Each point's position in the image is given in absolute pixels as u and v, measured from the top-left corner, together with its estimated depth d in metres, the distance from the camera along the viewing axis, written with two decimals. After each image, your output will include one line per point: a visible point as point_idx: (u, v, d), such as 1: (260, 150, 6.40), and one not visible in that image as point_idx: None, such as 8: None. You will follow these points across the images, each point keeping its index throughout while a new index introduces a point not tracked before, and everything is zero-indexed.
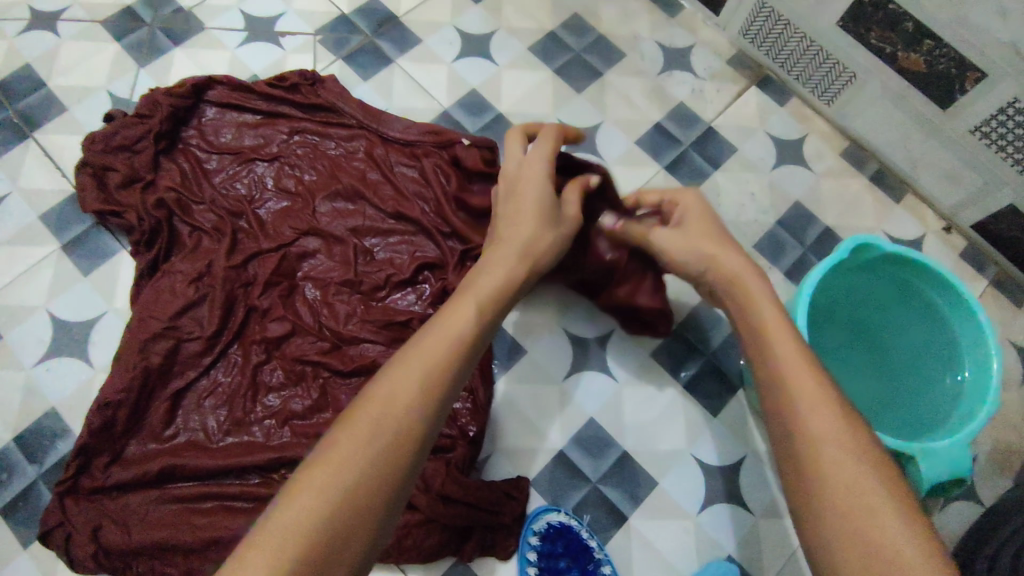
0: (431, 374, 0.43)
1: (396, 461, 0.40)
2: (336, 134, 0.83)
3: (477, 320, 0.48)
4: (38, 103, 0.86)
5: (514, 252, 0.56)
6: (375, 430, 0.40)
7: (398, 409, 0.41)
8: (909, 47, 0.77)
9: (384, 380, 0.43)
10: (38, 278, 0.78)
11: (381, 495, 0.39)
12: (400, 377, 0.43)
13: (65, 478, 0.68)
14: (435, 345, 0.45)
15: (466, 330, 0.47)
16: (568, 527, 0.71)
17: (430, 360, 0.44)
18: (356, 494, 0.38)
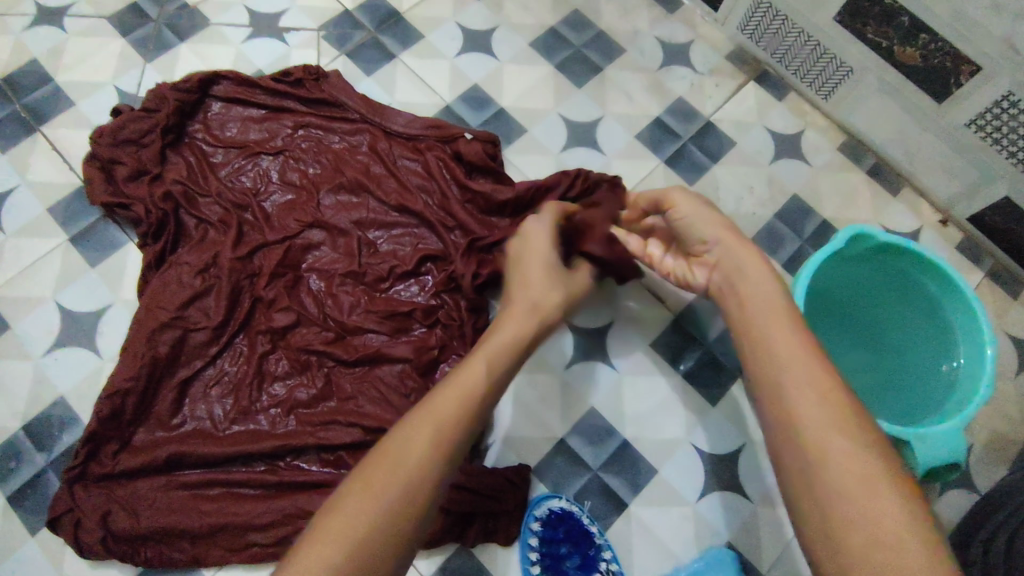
0: (439, 435, 0.43)
1: (395, 528, 0.39)
2: (339, 128, 0.84)
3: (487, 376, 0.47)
4: (45, 98, 0.87)
5: (525, 306, 0.55)
6: (376, 497, 0.40)
7: (403, 470, 0.41)
8: (906, 41, 0.78)
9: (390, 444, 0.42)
10: (46, 269, 0.80)
11: (382, 558, 0.38)
12: (409, 441, 0.42)
13: (75, 465, 0.69)
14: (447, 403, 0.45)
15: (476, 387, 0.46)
16: (569, 513, 0.72)
17: (441, 421, 0.44)
18: (355, 564, 0.37)
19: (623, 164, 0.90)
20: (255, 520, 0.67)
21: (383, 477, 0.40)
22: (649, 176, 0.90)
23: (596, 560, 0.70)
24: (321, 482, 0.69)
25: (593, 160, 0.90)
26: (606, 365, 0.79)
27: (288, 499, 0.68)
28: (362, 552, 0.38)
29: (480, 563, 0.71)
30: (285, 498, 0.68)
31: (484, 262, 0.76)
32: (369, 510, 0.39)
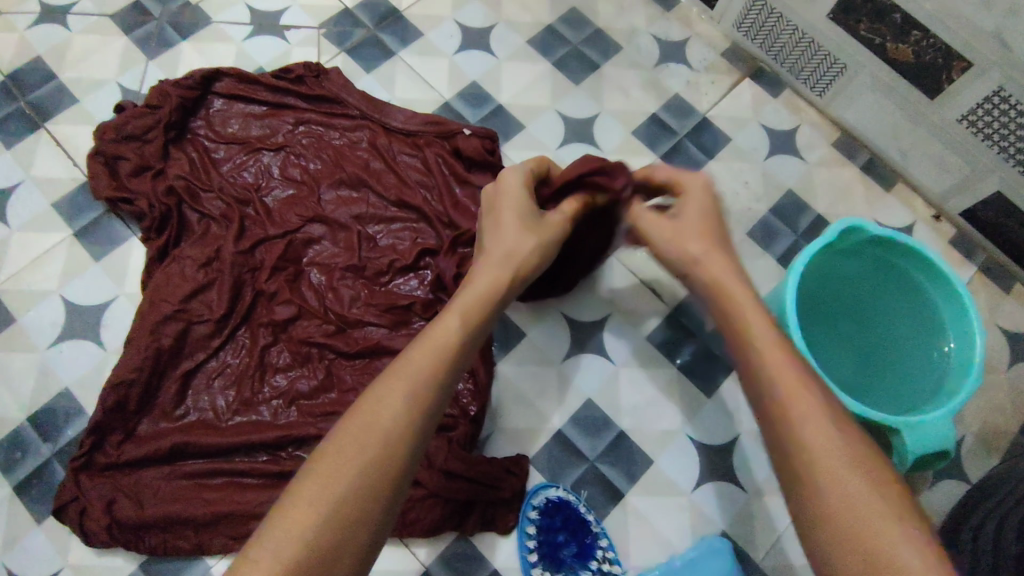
0: (417, 387, 0.45)
1: (382, 473, 0.42)
2: (339, 125, 0.85)
3: (458, 330, 0.49)
4: (49, 95, 0.88)
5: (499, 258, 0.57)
6: (361, 447, 0.42)
7: (382, 420, 0.43)
8: (898, 38, 0.80)
9: (368, 400, 0.44)
10: (51, 263, 0.81)
11: (374, 503, 0.41)
12: (386, 394, 0.44)
13: (79, 455, 0.70)
14: (418, 359, 0.46)
15: (450, 343, 0.48)
16: (566, 501, 0.73)
17: (417, 374, 0.45)
18: (344, 508, 0.40)
19: (620, 160, 0.91)
20: (257, 508, 0.68)
21: (361, 431, 0.42)
22: None
23: (592, 548, 0.72)
24: None
25: (590, 156, 0.91)
26: (603, 358, 0.80)
27: None
28: (351, 496, 0.40)
29: (479, 551, 0.72)
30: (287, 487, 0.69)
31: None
32: (355, 459, 0.41)
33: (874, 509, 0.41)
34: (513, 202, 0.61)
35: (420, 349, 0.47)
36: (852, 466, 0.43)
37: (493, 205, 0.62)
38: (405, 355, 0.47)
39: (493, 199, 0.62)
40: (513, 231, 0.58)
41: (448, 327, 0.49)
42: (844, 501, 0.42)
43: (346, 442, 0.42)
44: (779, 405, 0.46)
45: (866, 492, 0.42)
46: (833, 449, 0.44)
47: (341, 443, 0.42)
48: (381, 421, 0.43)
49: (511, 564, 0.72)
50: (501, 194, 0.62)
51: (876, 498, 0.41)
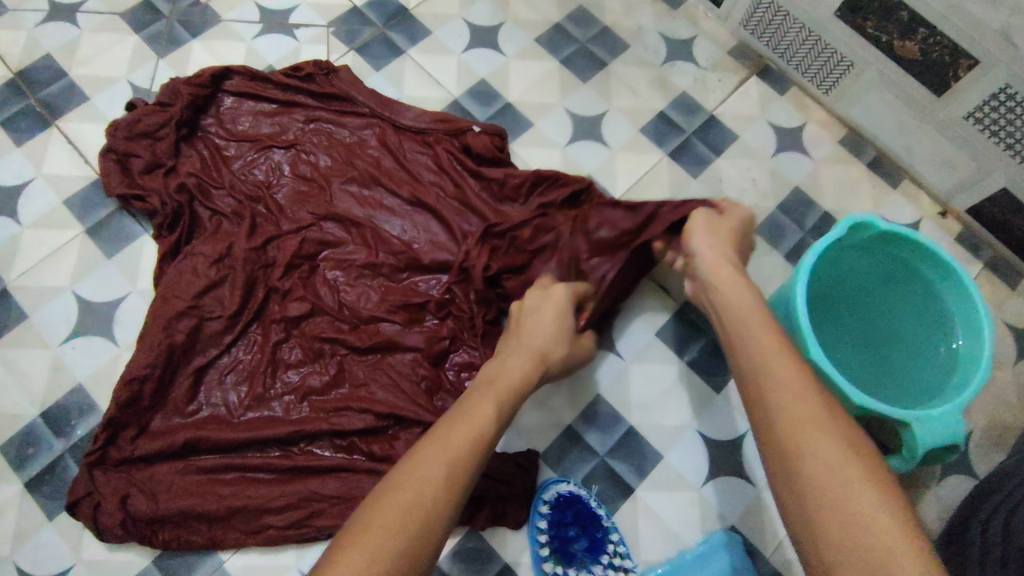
0: (460, 447, 0.52)
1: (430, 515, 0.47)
2: (350, 122, 0.86)
3: (495, 408, 0.57)
4: (60, 93, 0.89)
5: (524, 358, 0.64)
6: (415, 488, 0.48)
7: (434, 469, 0.50)
8: (905, 36, 0.80)
9: (410, 469, 0.50)
10: (63, 260, 0.81)
11: (421, 537, 0.46)
12: (434, 447, 0.52)
13: (94, 450, 0.70)
14: (454, 437, 0.53)
15: (484, 415, 0.56)
16: (578, 496, 0.73)
17: (462, 435, 0.53)
18: (397, 530, 0.45)
19: (629, 157, 0.92)
20: (273, 502, 0.69)
21: (404, 498, 0.48)
22: (653, 169, 0.91)
23: (603, 542, 0.72)
24: (336, 467, 0.71)
25: (599, 153, 0.92)
26: (613, 355, 0.80)
27: (305, 482, 0.70)
28: (405, 525, 0.46)
29: (489, 544, 0.72)
30: (300, 482, 0.70)
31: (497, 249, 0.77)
32: (410, 496, 0.48)
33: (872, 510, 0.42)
34: (548, 314, 0.69)
35: (450, 428, 0.54)
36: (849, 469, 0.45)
37: (529, 313, 0.70)
38: (437, 432, 0.53)
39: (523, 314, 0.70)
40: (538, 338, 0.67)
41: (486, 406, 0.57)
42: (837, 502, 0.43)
43: (390, 506, 0.47)
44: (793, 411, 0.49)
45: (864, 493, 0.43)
46: (829, 455, 0.46)
47: (388, 509, 0.47)
48: (429, 473, 0.50)
49: (522, 558, 0.72)
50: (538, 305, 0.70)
51: (869, 497, 0.43)
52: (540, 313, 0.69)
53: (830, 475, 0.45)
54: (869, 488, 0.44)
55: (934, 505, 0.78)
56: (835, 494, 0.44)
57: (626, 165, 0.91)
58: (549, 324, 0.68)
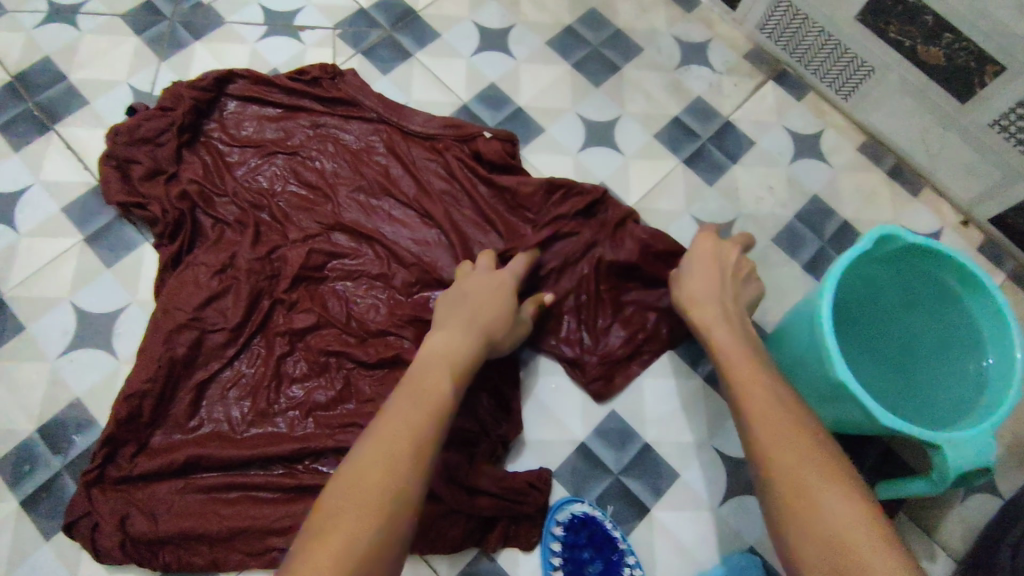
0: (418, 417, 0.51)
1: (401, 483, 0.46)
2: (356, 128, 0.84)
3: (448, 386, 0.55)
4: (59, 97, 0.86)
5: (473, 333, 0.62)
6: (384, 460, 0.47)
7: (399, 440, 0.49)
8: (929, 41, 0.78)
9: (368, 446, 0.48)
10: (62, 270, 0.78)
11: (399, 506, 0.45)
12: (394, 414, 0.51)
13: (92, 468, 0.67)
14: (411, 410, 0.51)
15: (438, 391, 0.54)
16: (592, 517, 0.71)
17: (420, 404, 0.52)
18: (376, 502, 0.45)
19: (642, 164, 0.89)
20: (277, 523, 0.66)
21: (377, 472, 0.46)
22: (668, 176, 0.89)
23: (619, 565, 0.69)
24: None
25: (611, 160, 0.89)
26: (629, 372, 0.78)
27: (312, 502, 0.67)
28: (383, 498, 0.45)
29: (502, 568, 0.70)
30: (306, 501, 0.67)
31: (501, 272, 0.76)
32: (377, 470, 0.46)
33: (840, 515, 0.43)
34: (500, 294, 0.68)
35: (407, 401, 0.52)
36: (815, 478, 0.46)
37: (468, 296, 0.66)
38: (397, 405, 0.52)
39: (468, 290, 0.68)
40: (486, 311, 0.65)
41: (440, 382, 0.55)
42: (809, 511, 0.44)
43: (350, 496, 0.45)
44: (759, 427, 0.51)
45: (835, 501, 0.44)
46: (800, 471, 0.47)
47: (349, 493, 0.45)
48: (394, 447, 0.48)
49: None
50: (488, 283, 0.68)
51: (840, 506, 0.44)
52: (493, 295, 0.67)
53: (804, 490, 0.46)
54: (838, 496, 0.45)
55: (958, 526, 0.75)
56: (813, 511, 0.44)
57: (639, 172, 0.89)
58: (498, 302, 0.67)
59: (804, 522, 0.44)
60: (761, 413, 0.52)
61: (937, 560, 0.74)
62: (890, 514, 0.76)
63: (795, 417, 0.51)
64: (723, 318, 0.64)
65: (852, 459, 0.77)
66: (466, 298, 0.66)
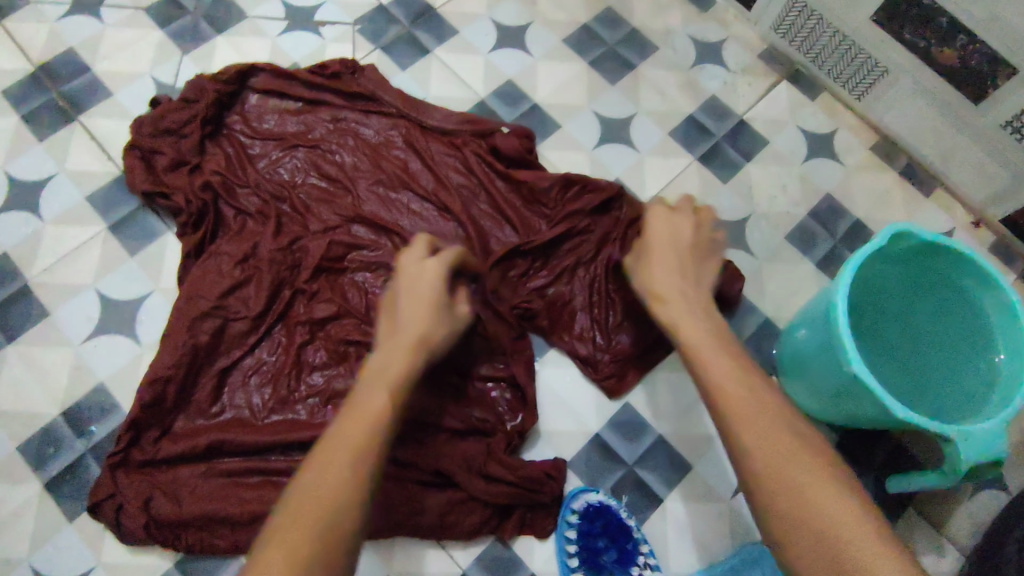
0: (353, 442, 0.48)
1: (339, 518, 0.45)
2: (376, 122, 0.85)
3: (386, 399, 0.51)
4: (83, 88, 0.88)
5: (406, 342, 0.57)
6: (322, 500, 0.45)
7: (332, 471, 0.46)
8: (943, 43, 0.79)
9: (293, 501, 0.45)
10: (86, 257, 0.79)
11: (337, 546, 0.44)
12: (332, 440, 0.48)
13: (116, 451, 0.69)
14: (347, 432, 0.49)
15: (375, 406, 0.50)
16: (607, 506, 0.71)
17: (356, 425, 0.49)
18: (315, 544, 0.43)
19: (657, 161, 0.90)
20: None
21: (313, 506, 0.45)
22: (683, 173, 0.90)
23: (634, 554, 0.70)
24: None
25: (627, 157, 0.90)
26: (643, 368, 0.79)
27: None
28: (320, 538, 0.43)
29: (517, 556, 0.71)
30: None
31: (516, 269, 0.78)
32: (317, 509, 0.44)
33: (833, 514, 0.43)
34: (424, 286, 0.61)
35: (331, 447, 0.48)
36: (805, 476, 0.45)
37: (402, 294, 0.61)
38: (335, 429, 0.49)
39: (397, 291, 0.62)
40: (415, 315, 0.59)
41: (377, 396, 0.51)
42: (801, 510, 0.44)
43: (287, 543, 0.43)
44: (747, 421, 0.48)
45: (822, 495, 0.44)
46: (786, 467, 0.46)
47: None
48: (330, 479, 0.46)
49: (549, 569, 0.70)
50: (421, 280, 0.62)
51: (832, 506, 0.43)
52: (422, 293, 0.61)
53: (795, 485, 0.45)
54: (831, 491, 0.44)
55: (967, 520, 0.76)
56: (802, 510, 0.44)
57: (654, 168, 0.90)
58: (424, 303, 0.60)
59: (792, 518, 0.44)
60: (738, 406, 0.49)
61: (945, 554, 0.75)
62: (899, 507, 0.77)
63: (773, 415, 0.49)
64: (691, 310, 0.59)
65: (863, 455, 0.78)
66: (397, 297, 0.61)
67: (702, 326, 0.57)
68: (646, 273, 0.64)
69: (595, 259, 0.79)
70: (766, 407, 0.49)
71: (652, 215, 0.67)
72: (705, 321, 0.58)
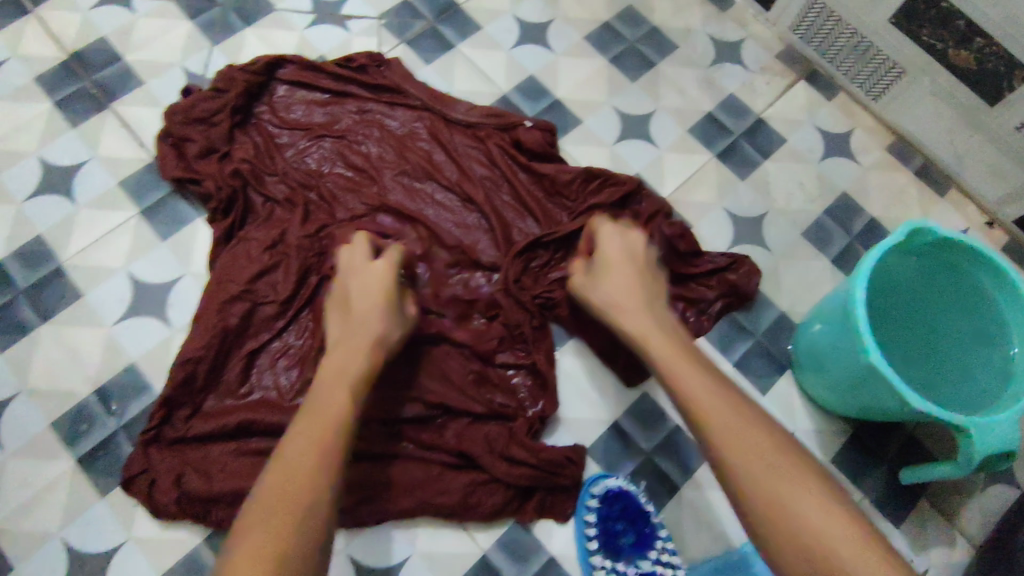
0: (317, 440, 0.56)
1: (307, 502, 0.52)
2: (401, 114, 0.87)
3: (345, 401, 0.60)
4: (115, 76, 0.90)
5: (361, 342, 0.65)
6: (291, 487, 0.53)
7: (298, 465, 0.54)
8: (961, 44, 0.80)
9: (268, 485, 0.53)
10: (118, 241, 0.81)
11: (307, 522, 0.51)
12: (298, 437, 0.56)
13: (149, 428, 0.71)
14: (307, 430, 0.57)
15: (335, 408, 0.59)
16: (626, 491, 0.72)
17: (318, 424, 0.57)
18: (288, 520, 0.51)
19: (676, 157, 0.92)
20: None
21: (284, 490, 0.52)
22: (701, 169, 0.92)
23: (651, 538, 0.71)
24: (387, 454, 0.71)
25: (646, 152, 0.92)
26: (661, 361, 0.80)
27: (362, 468, 0.71)
28: (290, 517, 0.51)
29: (537, 538, 0.72)
30: (354, 466, 0.70)
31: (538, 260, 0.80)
32: (286, 494, 0.52)
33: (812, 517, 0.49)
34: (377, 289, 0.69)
35: (299, 449, 0.55)
36: (786, 484, 0.51)
37: (356, 294, 0.69)
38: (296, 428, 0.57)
39: (352, 293, 0.70)
40: (368, 314, 0.67)
41: (338, 399, 0.60)
42: (781, 517, 0.50)
43: (264, 519, 0.51)
44: (730, 436, 0.54)
45: (798, 499, 0.50)
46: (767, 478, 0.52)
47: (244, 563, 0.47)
48: (297, 470, 0.54)
49: (568, 551, 0.72)
50: (372, 282, 0.70)
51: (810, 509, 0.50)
52: (378, 295, 0.69)
53: (778, 494, 0.51)
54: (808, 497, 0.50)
55: (978, 513, 0.78)
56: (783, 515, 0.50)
57: (673, 164, 0.91)
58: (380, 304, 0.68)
59: (775, 523, 0.50)
60: (717, 420, 0.55)
61: (956, 545, 0.76)
62: (912, 499, 0.78)
63: (749, 428, 0.55)
64: (638, 318, 0.66)
65: (877, 447, 0.80)
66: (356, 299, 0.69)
67: (660, 339, 0.63)
68: (595, 285, 0.70)
69: None
70: (741, 420, 0.55)
71: (601, 233, 0.74)
72: (660, 332, 0.64)
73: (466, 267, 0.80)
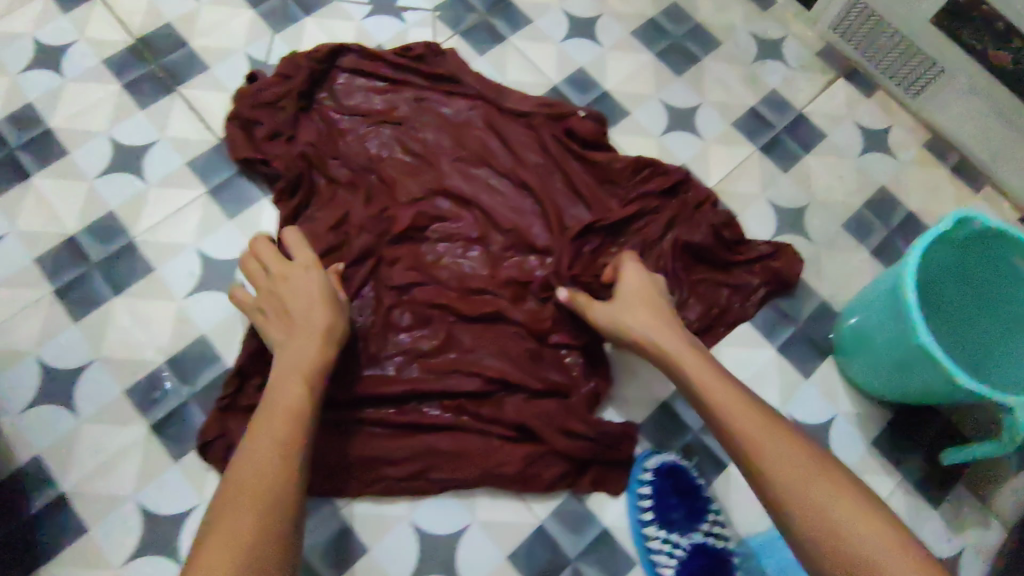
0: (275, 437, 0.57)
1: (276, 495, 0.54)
2: (457, 103, 0.90)
3: (299, 392, 0.61)
4: (181, 61, 0.93)
5: (306, 338, 0.65)
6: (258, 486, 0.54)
7: (262, 462, 0.56)
8: (1000, 44, 0.84)
9: (229, 487, 0.54)
10: (186, 219, 0.84)
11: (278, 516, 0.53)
12: (255, 437, 0.57)
13: (224, 396, 0.74)
14: (267, 430, 0.58)
15: (293, 402, 0.60)
16: (678, 466, 0.76)
17: (273, 420, 0.59)
18: (259, 521, 0.52)
19: (720, 150, 0.95)
20: (394, 454, 0.73)
21: (247, 491, 0.54)
22: (744, 162, 0.94)
23: (703, 511, 0.75)
24: (448, 426, 0.74)
25: (692, 145, 0.95)
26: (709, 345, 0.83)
27: (427, 437, 0.74)
28: (259, 511, 0.53)
29: (591, 510, 0.75)
30: (417, 437, 0.74)
31: (592, 245, 0.83)
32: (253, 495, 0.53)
33: (854, 530, 0.51)
34: (307, 284, 0.68)
35: (256, 448, 0.56)
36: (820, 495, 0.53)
37: (287, 294, 0.68)
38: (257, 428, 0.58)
39: (281, 294, 0.68)
40: (304, 310, 0.67)
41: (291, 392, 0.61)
42: (829, 533, 0.51)
43: (232, 522, 0.52)
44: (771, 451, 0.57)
45: (840, 513, 0.52)
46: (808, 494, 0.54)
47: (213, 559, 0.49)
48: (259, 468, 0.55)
49: (621, 523, 0.75)
50: (300, 281, 0.69)
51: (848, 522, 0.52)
52: (314, 291, 0.68)
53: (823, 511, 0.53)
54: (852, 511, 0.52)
55: (1012, 496, 0.80)
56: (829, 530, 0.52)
57: (717, 157, 0.94)
58: (313, 299, 0.68)
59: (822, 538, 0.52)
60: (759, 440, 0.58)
61: (991, 526, 0.79)
62: (950, 482, 0.80)
63: (785, 446, 0.57)
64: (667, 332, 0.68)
65: (917, 431, 0.82)
66: (294, 301, 0.68)
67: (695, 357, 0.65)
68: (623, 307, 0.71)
69: (661, 240, 0.84)
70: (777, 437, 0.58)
71: (627, 266, 0.75)
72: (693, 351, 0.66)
73: (503, 256, 0.82)
